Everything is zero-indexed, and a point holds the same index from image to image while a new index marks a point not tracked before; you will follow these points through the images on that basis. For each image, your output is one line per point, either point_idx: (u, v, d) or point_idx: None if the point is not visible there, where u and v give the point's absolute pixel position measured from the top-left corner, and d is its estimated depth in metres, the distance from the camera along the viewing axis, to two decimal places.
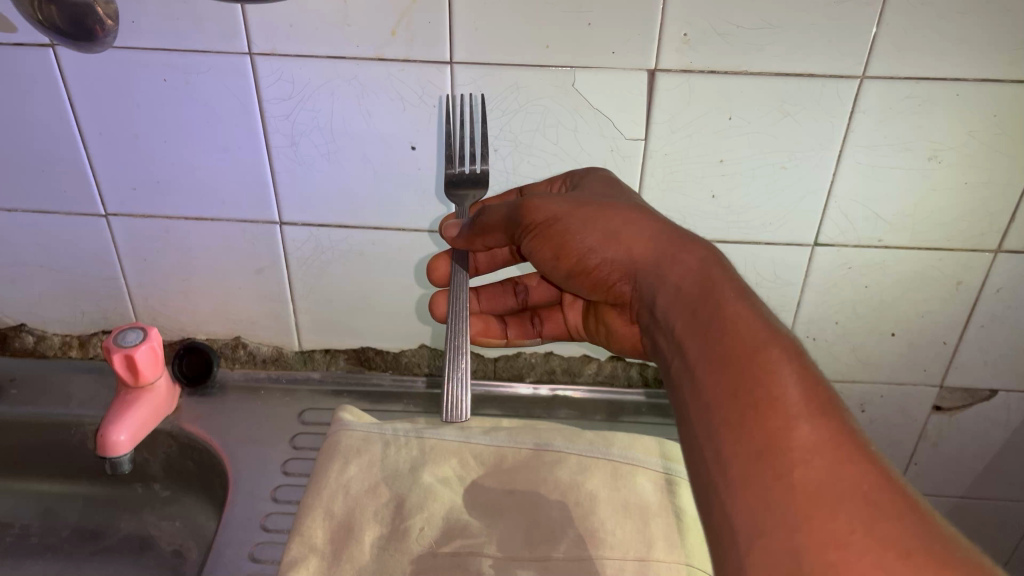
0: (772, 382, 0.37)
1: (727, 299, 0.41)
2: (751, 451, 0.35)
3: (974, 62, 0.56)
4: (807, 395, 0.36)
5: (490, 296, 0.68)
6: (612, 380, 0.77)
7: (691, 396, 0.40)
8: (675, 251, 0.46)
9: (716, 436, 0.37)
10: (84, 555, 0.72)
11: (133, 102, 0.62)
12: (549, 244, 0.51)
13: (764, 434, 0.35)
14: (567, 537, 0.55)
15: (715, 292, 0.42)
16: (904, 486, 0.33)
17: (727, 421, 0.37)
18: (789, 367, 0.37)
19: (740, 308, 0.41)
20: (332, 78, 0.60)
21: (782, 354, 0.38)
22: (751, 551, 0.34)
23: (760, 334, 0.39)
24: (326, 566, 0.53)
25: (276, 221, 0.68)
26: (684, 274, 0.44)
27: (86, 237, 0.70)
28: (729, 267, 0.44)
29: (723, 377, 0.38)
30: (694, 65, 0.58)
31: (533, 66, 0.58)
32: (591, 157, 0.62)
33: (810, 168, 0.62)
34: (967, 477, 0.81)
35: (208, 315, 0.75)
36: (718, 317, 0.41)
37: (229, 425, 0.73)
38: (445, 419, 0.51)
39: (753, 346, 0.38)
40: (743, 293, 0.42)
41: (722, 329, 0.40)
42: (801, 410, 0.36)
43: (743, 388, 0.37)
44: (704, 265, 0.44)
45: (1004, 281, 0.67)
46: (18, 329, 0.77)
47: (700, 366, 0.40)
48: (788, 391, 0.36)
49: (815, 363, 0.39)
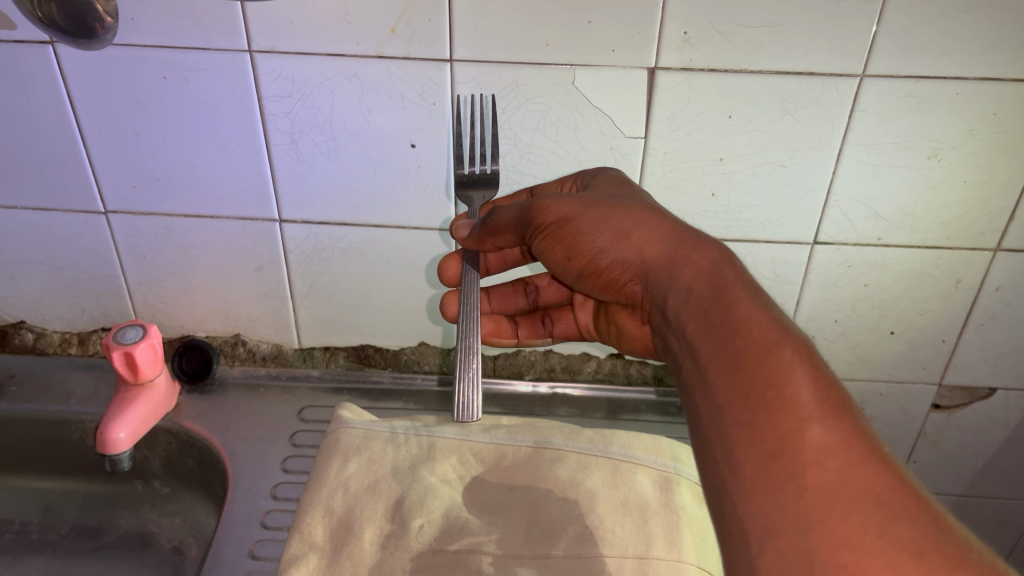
0: (784, 383, 0.37)
1: (739, 300, 0.41)
2: (763, 453, 0.35)
3: (975, 61, 0.56)
4: (820, 397, 0.36)
5: (501, 296, 0.69)
6: (611, 378, 0.77)
7: (703, 397, 0.40)
8: (686, 251, 0.46)
9: (728, 437, 0.37)
10: (84, 552, 0.72)
11: (133, 99, 0.62)
12: (560, 244, 0.51)
13: (776, 436, 0.35)
14: (567, 534, 0.55)
15: (727, 293, 0.42)
16: (915, 488, 0.33)
17: (740, 422, 0.37)
18: (801, 368, 0.37)
19: (752, 309, 0.41)
20: (333, 76, 0.60)
21: (794, 356, 0.38)
22: (762, 553, 0.33)
23: (772, 335, 0.39)
24: (326, 564, 0.53)
25: (276, 218, 0.68)
26: (695, 274, 0.44)
27: (86, 234, 0.70)
28: (741, 267, 0.44)
29: (735, 378, 0.38)
30: (694, 63, 0.58)
31: (533, 64, 0.58)
32: (591, 155, 0.62)
33: (810, 167, 0.62)
34: (966, 474, 0.81)
35: (207, 313, 0.75)
36: (729, 318, 0.41)
37: (229, 422, 0.73)
38: (456, 419, 0.50)
39: (765, 347, 0.38)
40: (754, 294, 0.42)
41: (734, 329, 0.40)
42: (813, 411, 0.36)
43: (755, 389, 0.37)
44: (715, 266, 0.44)
45: (1004, 280, 0.67)
46: (18, 326, 0.77)
47: (712, 367, 0.40)
48: (801, 392, 0.36)
49: (827, 364, 0.39)
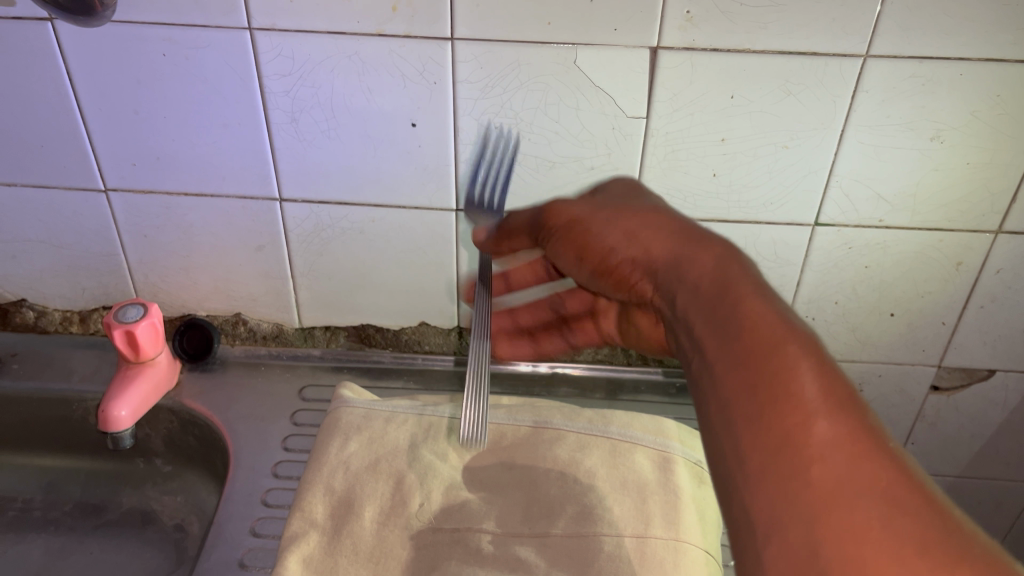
0: (790, 378, 0.37)
1: (744, 297, 0.41)
2: (769, 449, 0.36)
3: (979, 41, 0.56)
4: (826, 391, 0.36)
5: (527, 309, 0.69)
6: (611, 359, 0.77)
7: (709, 394, 0.40)
8: (691, 251, 0.46)
9: (735, 432, 0.37)
10: (87, 529, 0.73)
11: (133, 77, 0.62)
12: (572, 246, 0.52)
13: (782, 430, 0.36)
14: (566, 513, 0.56)
15: (733, 290, 0.42)
16: (920, 480, 0.33)
17: (748, 417, 0.37)
18: (807, 363, 0.37)
19: (758, 305, 0.41)
20: (333, 55, 0.59)
21: (799, 351, 0.38)
22: (769, 545, 0.34)
23: (778, 330, 0.39)
24: (327, 541, 0.54)
25: (276, 197, 0.68)
26: (702, 272, 0.44)
27: (86, 212, 0.70)
28: (746, 263, 0.44)
29: (740, 375, 0.38)
30: (697, 43, 0.57)
31: (534, 43, 0.58)
32: (592, 135, 0.62)
33: (811, 148, 0.61)
34: (963, 456, 0.81)
35: (208, 292, 0.75)
36: (734, 314, 0.41)
37: (230, 401, 0.73)
38: (463, 444, 0.48)
39: (770, 342, 0.38)
40: (760, 290, 0.42)
41: (739, 326, 0.40)
42: (819, 404, 0.36)
43: (760, 385, 0.37)
44: (722, 264, 0.44)
45: (1005, 262, 0.67)
46: (18, 304, 0.77)
47: (719, 364, 0.40)
48: (807, 387, 0.36)
49: (834, 359, 0.39)
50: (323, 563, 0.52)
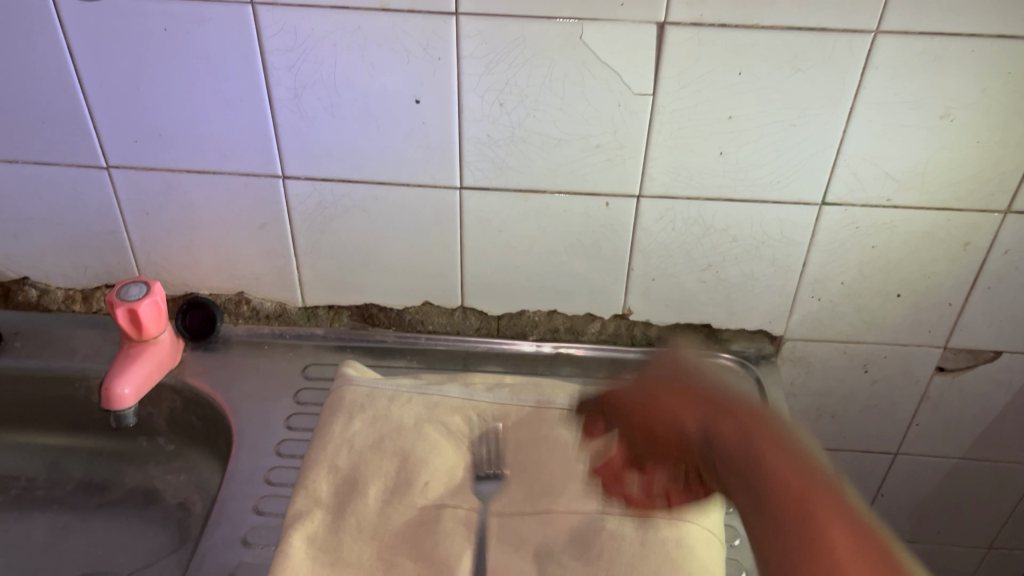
0: (810, 518, 0.39)
1: (768, 450, 0.44)
2: (787, 556, 0.39)
3: (991, 17, 0.55)
4: (867, 561, 0.36)
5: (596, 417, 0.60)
6: (615, 339, 0.77)
7: (757, 555, 0.41)
8: (740, 421, 0.46)
9: (767, 556, 0.40)
10: (91, 508, 0.74)
11: (135, 52, 0.61)
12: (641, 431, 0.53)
13: (806, 560, 0.38)
14: (569, 490, 0.55)
15: (757, 437, 0.45)
16: None
17: (779, 556, 0.39)
18: (832, 505, 0.39)
19: (785, 459, 0.42)
20: (336, 30, 0.59)
21: (826, 493, 0.40)
22: None
23: (797, 475, 0.41)
24: (331, 519, 0.55)
25: (279, 175, 0.67)
26: (727, 427, 0.47)
27: (88, 189, 0.69)
28: (777, 418, 0.46)
29: (763, 522, 0.41)
30: (705, 18, 0.57)
31: (540, 18, 0.57)
32: (598, 112, 0.62)
33: (820, 126, 0.61)
34: (967, 438, 0.81)
35: (211, 271, 0.75)
36: (760, 462, 0.43)
37: (233, 379, 0.73)
38: None
39: (795, 488, 0.41)
40: (788, 437, 0.44)
41: (762, 479, 0.42)
42: (847, 554, 0.37)
43: (772, 526, 0.40)
44: (750, 418, 0.46)
45: (1012, 243, 0.66)
46: (21, 282, 0.76)
47: (746, 504, 0.43)
48: (836, 542, 0.37)
49: (879, 529, 0.38)
50: (328, 541, 0.53)
